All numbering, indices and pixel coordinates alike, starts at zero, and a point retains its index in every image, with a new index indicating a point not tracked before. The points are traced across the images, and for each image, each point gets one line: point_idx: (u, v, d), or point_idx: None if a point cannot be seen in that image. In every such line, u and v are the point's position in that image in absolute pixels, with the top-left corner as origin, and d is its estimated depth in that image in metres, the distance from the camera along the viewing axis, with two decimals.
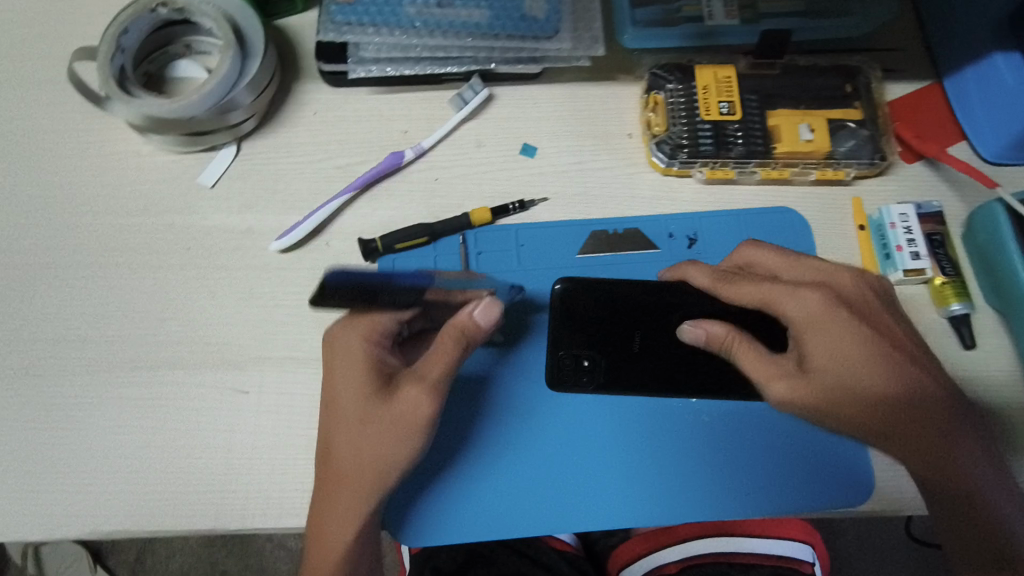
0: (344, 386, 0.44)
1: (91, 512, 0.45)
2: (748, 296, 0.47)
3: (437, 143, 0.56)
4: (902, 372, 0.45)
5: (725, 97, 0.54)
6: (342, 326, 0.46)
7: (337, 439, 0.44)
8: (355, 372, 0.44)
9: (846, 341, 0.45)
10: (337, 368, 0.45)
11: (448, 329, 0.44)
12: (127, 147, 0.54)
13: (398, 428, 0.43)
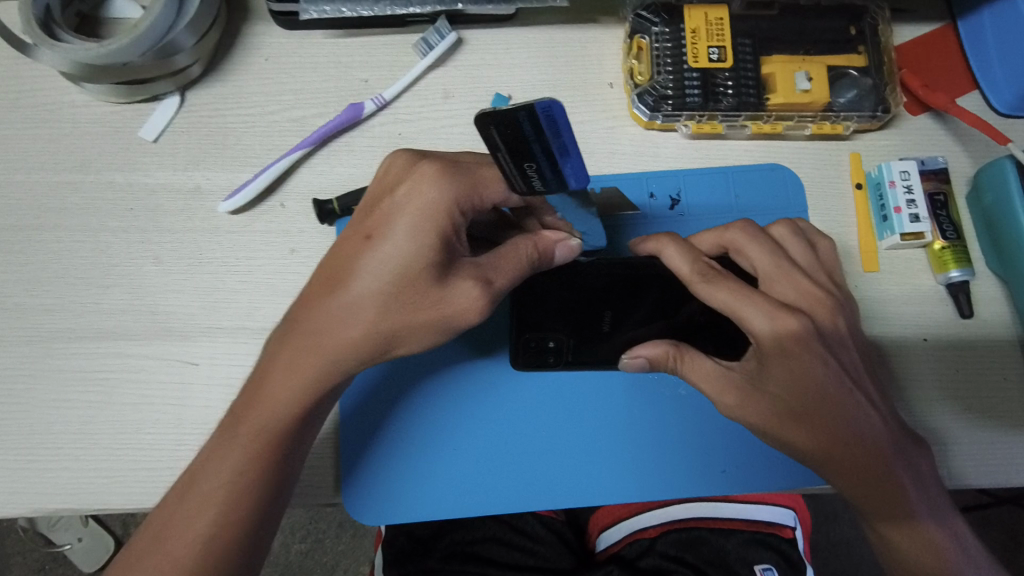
0: (392, 254, 0.37)
1: (35, 488, 0.43)
2: (718, 303, 0.40)
3: (400, 94, 0.51)
4: (858, 409, 0.41)
5: (717, 42, 0.49)
6: (408, 159, 0.39)
7: (335, 318, 0.38)
8: (421, 239, 0.37)
9: (810, 376, 0.40)
10: (396, 225, 0.37)
11: (528, 243, 0.39)
12: (61, 97, 0.49)
13: (429, 323, 0.38)
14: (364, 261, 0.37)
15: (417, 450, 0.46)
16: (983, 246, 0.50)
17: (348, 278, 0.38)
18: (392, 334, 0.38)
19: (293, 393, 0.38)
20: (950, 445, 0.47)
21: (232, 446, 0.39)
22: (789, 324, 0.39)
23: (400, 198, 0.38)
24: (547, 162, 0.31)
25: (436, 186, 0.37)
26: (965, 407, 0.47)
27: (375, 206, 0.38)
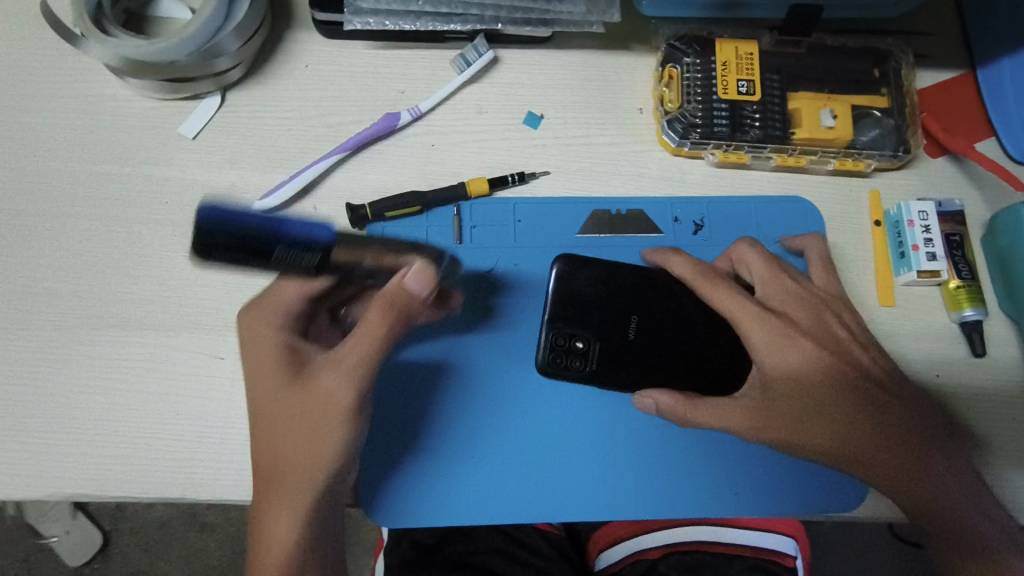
0: (259, 389, 0.43)
1: (55, 473, 0.43)
2: (719, 306, 0.46)
3: (435, 106, 0.52)
4: (869, 402, 0.44)
5: (745, 76, 0.51)
6: (249, 314, 0.46)
7: (266, 438, 0.43)
8: (271, 382, 0.43)
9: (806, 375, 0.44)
10: (254, 366, 0.44)
11: (380, 303, 0.42)
12: (104, 90, 0.50)
13: (314, 430, 0.42)
14: (309, 389, 0.43)
15: (439, 452, 0.46)
16: (996, 287, 0.51)
17: (281, 404, 0.43)
18: (323, 402, 0.42)
19: (301, 464, 0.42)
20: None
21: (279, 480, 0.42)
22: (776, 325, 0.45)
23: (262, 338, 0.45)
24: None
25: (266, 324, 0.45)
26: (975, 444, 0.48)
27: (257, 340, 0.45)
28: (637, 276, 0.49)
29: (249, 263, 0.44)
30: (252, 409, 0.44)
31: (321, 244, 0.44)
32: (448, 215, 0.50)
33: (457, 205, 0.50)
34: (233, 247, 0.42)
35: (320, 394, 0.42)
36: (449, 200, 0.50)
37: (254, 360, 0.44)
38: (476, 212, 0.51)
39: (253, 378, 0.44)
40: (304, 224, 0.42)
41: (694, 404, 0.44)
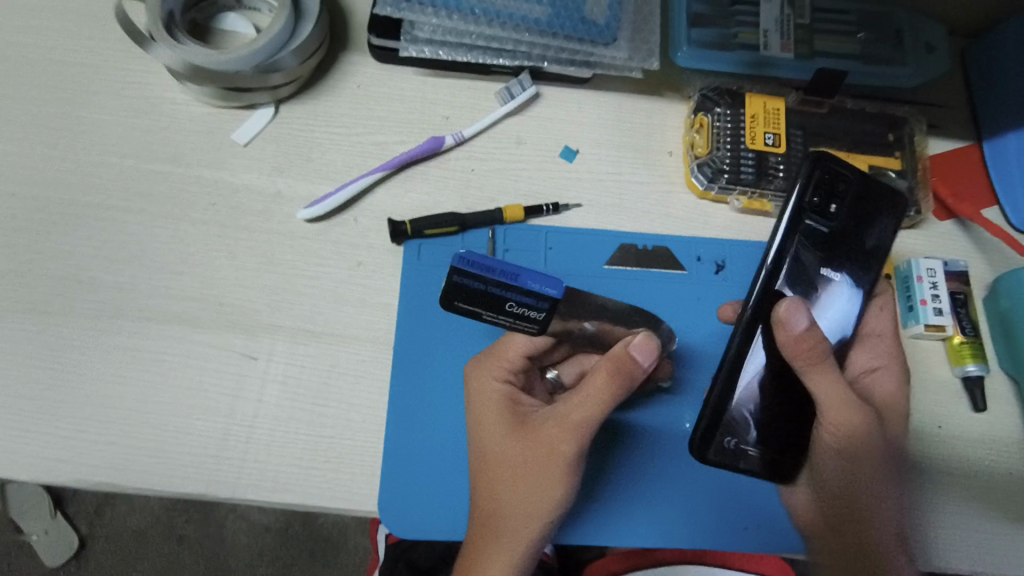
0: (501, 425, 0.45)
1: (84, 460, 0.44)
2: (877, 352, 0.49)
3: (477, 134, 0.55)
4: (891, 489, 0.45)
5: (772, 129, 0.54)
6: (475, 365, 0.47)
7: (489, 466, 0.44)
8: (493, 415, 0.45)
9: (897, 397, 0.48)
10: (483, 409, 0.45)
11: (608, 366, 0.42)
12: (164, 93, 0.53)
13: (541, 472, 0.43)
14: (541, 442, 0.43)
15: (449, 461, 0.47)
16: (996, 346, 0.54)
17: (519, 456, 0.44)
18: (551, 443, 0.43)
19: (524, 508, 0.43)
20: (963, 530, 0.49)
21: (508, 475, 0.43)
22: (881, 347, 0.49)
23: (503, 380, 0.46)
24: (517, 292, 0.38)
25: (497, 370, 0.46)
26: (973, 493, 0.50)
27: (507, 375, 0.46)
28: (871, 210, 0.47)
29: (482, 317, 0.40)
30: (483, 448, 0.45)
31: (552, 299, 0.38)
32: (483, 238, 0.52)
33: (492, 228, 0.53)
34: (476, 296, 0.38)
35: (546, 450, 0.43)
36: (486, 223, 0.52)
37: (486, 411, 0.45)
38: (509, 236, 0.53)
39: (483, 427, 0.45)
40: (540, 281, 0.38)
41: (826, 362, 0.43)
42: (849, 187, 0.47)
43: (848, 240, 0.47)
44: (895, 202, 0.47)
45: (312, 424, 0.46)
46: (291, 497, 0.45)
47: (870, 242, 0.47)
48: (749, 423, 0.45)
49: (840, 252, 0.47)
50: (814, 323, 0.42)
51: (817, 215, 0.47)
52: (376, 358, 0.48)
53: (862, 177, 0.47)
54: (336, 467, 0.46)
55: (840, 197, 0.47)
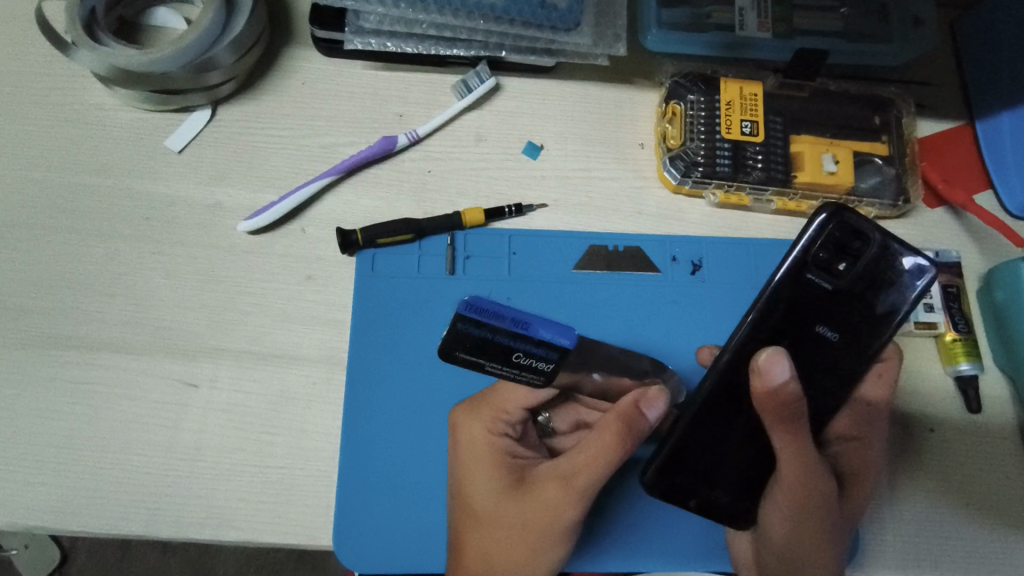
0: (485, 485, 0.41)
1: (12, 501, 0.41)
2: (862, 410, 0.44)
3: (433, 132, 0.51)
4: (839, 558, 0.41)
5: (749, 116, 0.50)
6: (466, 412, 0.43)
7: (473, 530, 0.40)
8: (482, 472, 0.41)
9: (871, 464, 0.44)
10: (470, 466, 0.41)
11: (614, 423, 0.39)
12: (90, 99, 0.49)
13: (533, 537, 0.39)
14: (535, 503, 0.39)
15: (409, 490, 0.43)
16: (991, 341, 0.50)
17: (510, 517, 0.40)
18: (545, 504, 0.39)
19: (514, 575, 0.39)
20: (953, 539, 0.46)
21: (494, 538, 0.40)
22: (864, 417, 0.44)
23: (489, 432, 0.42)
24: (524, 341, 0.35)
25: (483, 421, 0.42)
26: (965, 500, 0.47)
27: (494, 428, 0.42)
28: (886, 277, 0.39)
29: (483, 368, 0.37)
30: (469, 506, 0.41)
31: (563, 350, 0.36)
32: (441, 245, 0.49)
33: (452, 234, 0.49)
34: (482, 346, 0.35)
35: (540, 512, 0.39)
36: (443, 229, 0.49)
37: (475, 465, 0.41)
38: (470, 242, 0.49)
39: (471, 484, 0.41)
40: (552, 329, 0.35)
41: (800, 425, 0.37)
42: (865, 245, 0.39)
43: (856, 302, 0.40)
44: (919, 268, 0.39)
45: (261, 454, 0.43)
46: (238, 535, 0.41)
47: (883, 309, 0.39)
48: (702, 469, 0.40)
49: (842, 316, 0.40)
50: (797, 380, 0.36)
51: (822, 270, 0.39)
52: (329, 380, 0.45)
53: (881, 236, 0.39)
54: (286, 500, 0.42)
55: (852, 254, 0.39)
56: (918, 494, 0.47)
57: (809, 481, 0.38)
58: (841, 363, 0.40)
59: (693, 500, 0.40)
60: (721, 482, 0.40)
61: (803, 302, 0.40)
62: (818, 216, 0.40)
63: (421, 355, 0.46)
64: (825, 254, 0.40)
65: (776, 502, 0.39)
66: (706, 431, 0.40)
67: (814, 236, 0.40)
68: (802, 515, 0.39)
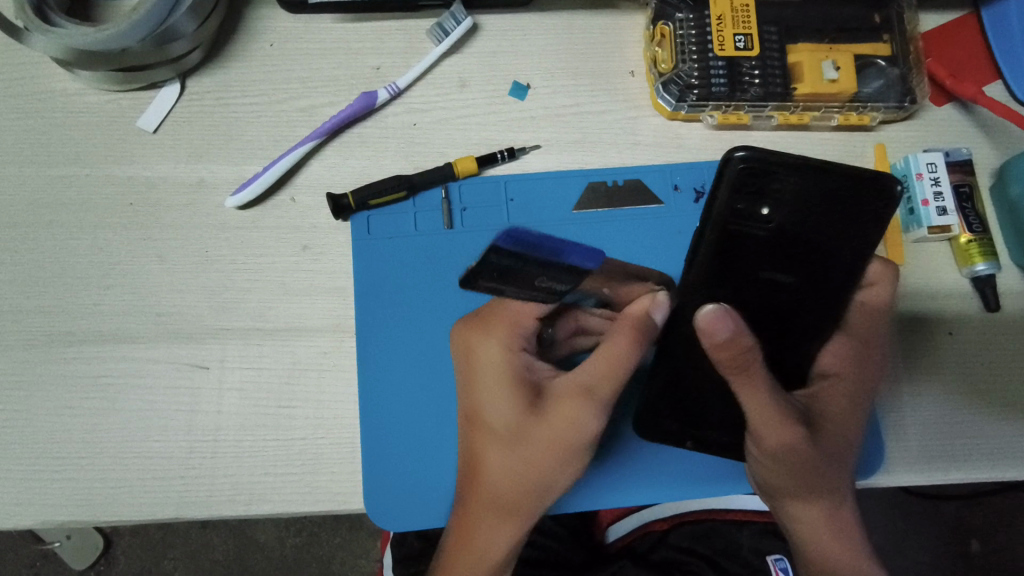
0: (500, 404, 0.40)
1: (42, 499, 0.41)
2: (853, 333, 0.43)
3: (414, 83, 0.49)
4: (839, 480, 0.42)
5: (742, 29, 0.48)
6: (479, 333, 0.42)
7: (490, 447, 0.40)
8: (500, 390, 0.40)
9: (861, 400, 0.42)
10: (484, 385, 0.41)
11: (625, 328, 0.39)
12: (53, 85, 0.47)
13: (553, 449, 0.39)
14: (554, 421, 0.39)
15: (432, 448, 0.43)
16: (1006, 238, 0.49)
17: (532, 436, 0.39)
18: (566, 417, 0.39)
19: (530, 487, 0.40)
20: (978, 439, 0.46)
21: (510, 452, 0.39)
22: (850, 349, 0.43)
23: (504, 350, 0.41)
24: (554, 268, 0.33)
25: (497, 340, 0.41)
26: (987, 405, 0.47)
27: (508, 348, 0.41)
28: (825, 205, 0.38)
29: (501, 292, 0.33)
30: (482, 424, 0.40)
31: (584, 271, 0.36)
32: (436, 199, 0.47)
33: (445, 186, 0.47)
34: (513, 276, 0.31)
35: (558, 424, 0.39)
36: (437, 182, 0.47)
37: (495, 386, 0.40)
38: (465, 193, 0.48)
39: (489, 406, 0.40)
40: (580, 252, 0.34)
41: (753, 376, 0.38)
42: (784, 184, 0.37)
43: (795, 239, 0.39)
44: (868, 181, 0.37)
45: (281, 429, 0.43)
46: (269, 508, 0.42)
47: (835, 229, 0.39)
48: (691, 415, 0.43)
49: (789, 255, 0.39)
50: (739, 329, 0.37)
51: (746, 220, 0.38)
52: (338, 348, 0.44)
53: (804, 169, 0.37)
54: (311, 469, 0.43)
55: (771, 195, 0.37)
56: (932, 400, 0.47)
57: (778, 429, 0.40)
58: (808, 289, 0.41)
59: (690, 442, 0.43)
60: (714, 425, 0.43)
61: (736, 251, 0.39)
62: (726, 165, 0.37)
63: (429, 313, 0.46)
64: (745, 204, 0.38)
65: (752, 449, 0.41)
66: (683, 380, 0.43)
67: (724, 190, 0.38)
68: (779, 459, 0.41)
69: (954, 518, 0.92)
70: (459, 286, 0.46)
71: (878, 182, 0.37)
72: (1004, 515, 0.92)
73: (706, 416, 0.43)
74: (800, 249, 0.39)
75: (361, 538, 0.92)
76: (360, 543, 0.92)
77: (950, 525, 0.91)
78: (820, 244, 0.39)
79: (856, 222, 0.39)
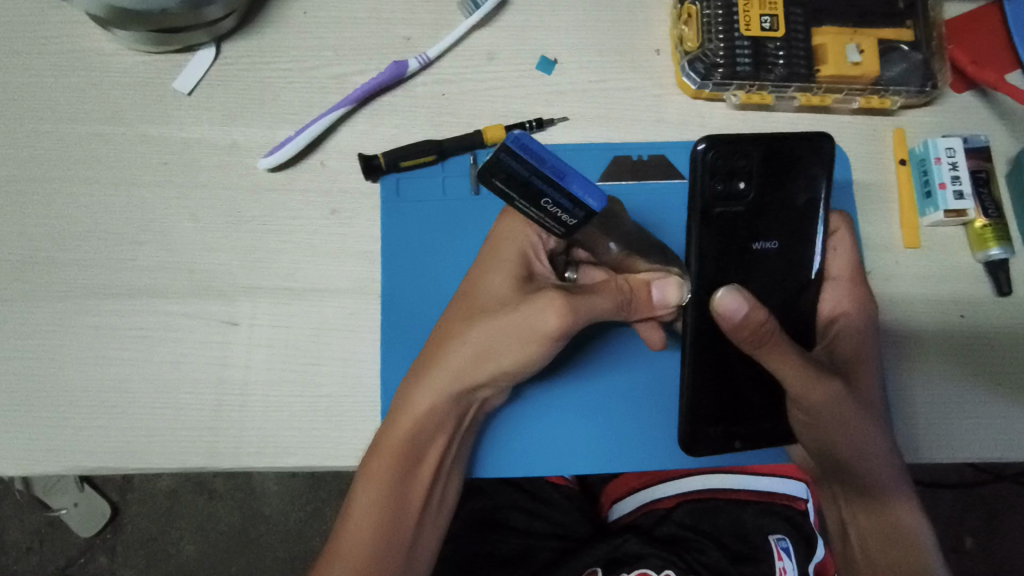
0: (491, 282, 0.43)
1: (74, 446, 0.42)
2: (841, 280, 0.45)
3: (444, 54, 0.50)
4: (884, 429, 0.44)
5: (768, 11, 0.48)
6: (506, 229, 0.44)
7: (466, 318, 0.43)
8: (497, 268, 0.43)
9: (867, 336, 0.44)
10: (487, 263, 0.44)
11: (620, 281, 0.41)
12: (91, 45, 0.48)
13: (515, 332, 0.41)
14: (528, 309, 0.41)
15: None
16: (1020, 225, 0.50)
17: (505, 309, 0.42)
18: (532, 310, 0.41)
19: (480, 351, 0.42)
20: (985, 417, 0.47)
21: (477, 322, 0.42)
22: (843, 292, 0.45)
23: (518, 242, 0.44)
24: (556, 192, 0.32)
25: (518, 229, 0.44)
26: (999, 377, 0.48)
27: (521, 246, 0.44)
28: (787, 174, 0.42)
29: (513, 200, 0.34)
30: (467, 298, 0.43)
31: (590, 210, 0.33)
32: (463, 166, 0.48)
33: (474, 153, 0.48)
34: (516, 189, 0.33)
35: (526, 312, 0.41)
36: (465, 150, 0.48)
37: (494, 262, 0.44)
38: (492, 160, 0.48)
39: (481, 282, 0.43)
40: (586, 187, 0.32)
41: (779, 341, 0.40)
42: (748, 159, 0.41)
43: (772, 210, 0.42)
44: (814, 145, 0.41)
45: (308, 385, 0.44)
46: (296, 461, 0.43)
47: (801, 196, 0.42)
48: (732, 415, 0.43)
49: (769, 224, 0.42)
50: (756, 306, 0.39)
51: (726, 199, 0.41)
52: (364, 310, 0.46)
53: (761, 144, 0.41)
54: (336, 425, 0.44)
55: (741, 172, 0.41)
56: (938, 365, 0.48)
57: (811, 384, 0.42)
58: (796, 254, 0.43)
59: (737, 441, 0.43)
60: (752, 415, 0.44)
61: (726, 230, 0.42)
62: (694, 157, 0.41)
63: (454, 276, 0.47)
64: (721, 185, 0.41)
65: (795, 415, 0.43)
66: (718, 376, 0.43)
67: (700, 176, 0.41)
68: (820, 417, 0.43)
69: (950, 509, 0.93)
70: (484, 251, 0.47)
71: (819, 143, 0.41)
72: (999, 509, 0.94)
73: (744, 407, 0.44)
74: (776, 217, 0.42)
75: None
76: None
77: (945, 515, 0.93)
78: (795, 211, 0.42)
79: (820, 183, 0.42)
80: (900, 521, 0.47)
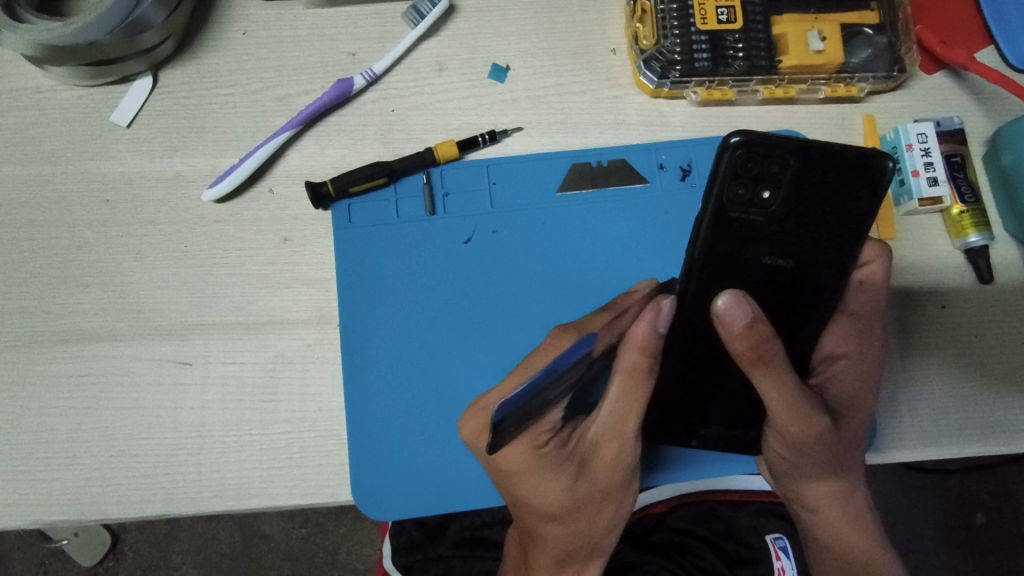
0: (544, 488, 0.39)
1: (28, 501, 0.41)
2: (851, 313, 0.42)
3: (391, 67, 0.48)
4: (852, 460, 0.42)
5: (725, 2, 0.46)
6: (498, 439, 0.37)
7: (567, 519, 0.41)
8: (543, 479, 0.39)
9: (870, 376, 0.42)
10: (523, 483, 0.39)
11: (638, 375, 0.37)
12: (26, 82, 0.46)
13: (615, 486, 0.40)
14: (603, 470, 0.40)
15: (424, 433, 0.43)
16: (999, 209, 0.48)
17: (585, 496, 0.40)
18: (618, 469, 0.40)
19: (610, 522, 0.42)
20: (972, 415, 0.45)
21: (582, 506, 0.40)
22: (852, 329, 0.42)
23: (527, 457, 0.37)
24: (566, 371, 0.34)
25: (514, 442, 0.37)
26: (983, 380, 0.46)
27: (534, 455, 0.38)
28: (824, 182, 0.37)
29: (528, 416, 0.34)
30: (543, 509, 0.40)
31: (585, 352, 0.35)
32: (417, 184, 0.47)
33: (427, 172, 0.47)
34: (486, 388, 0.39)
35: (610, 472, 0.40)
36: (417, 168, 0.46)
37: (536, 476, 0.38)
38: (447, 177, 0.47)
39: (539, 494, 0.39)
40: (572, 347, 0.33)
41: (773, 367, 0.36)
42: (783, 166, 0.36)
43: (798, 224, 0.37)
44: (868, 161, 0.36)
45: (266, 424, 0.42)
46: (258, 503, 0.41)
47: (837, 218, 0.37)
48: (700, 415, 0.41)
49: (792, 242, 0.37)
50: (760, 322, 0.35)
51: (745, 205, 0.37)
52: (322, 340, 0.44)
53: (801, 151, 0.36)
54: (298, 462, 0.42)
55: (771, 179, 0.36)
56: (928, 378, 0.46)
57: (801, 420, 0.38)
58: (815, 277, 0.38)
59: (697, 440, 0.42)
60: (719, 420, 0.41)
61: (737, 238, 0.37)
62: (722, 151, 0.36)
63: (413, 300, 0.45)
64: (744, 189, 0.36)
65: (771, 437, 0.41)
66: (690, 373, 0.40)
67: (721, 176, 0.37)
68: (799, 451, 0.40)
69: (959, 491, 0.91)
70: (445, 270, 0.46)
71: (876, 160, 0.36)
72: (1008, 489, 0.92)
73: (718, 413, 0.41)
74: (805, 235, 0.37)
75: (365, 528, 0.93)
76: (364, 532, 0.93)
77: (954, 497, 0.91)
78: (825, 235, 0.37)
79: (866, 207, 0.37)
80: (851, 550, 0.45)
